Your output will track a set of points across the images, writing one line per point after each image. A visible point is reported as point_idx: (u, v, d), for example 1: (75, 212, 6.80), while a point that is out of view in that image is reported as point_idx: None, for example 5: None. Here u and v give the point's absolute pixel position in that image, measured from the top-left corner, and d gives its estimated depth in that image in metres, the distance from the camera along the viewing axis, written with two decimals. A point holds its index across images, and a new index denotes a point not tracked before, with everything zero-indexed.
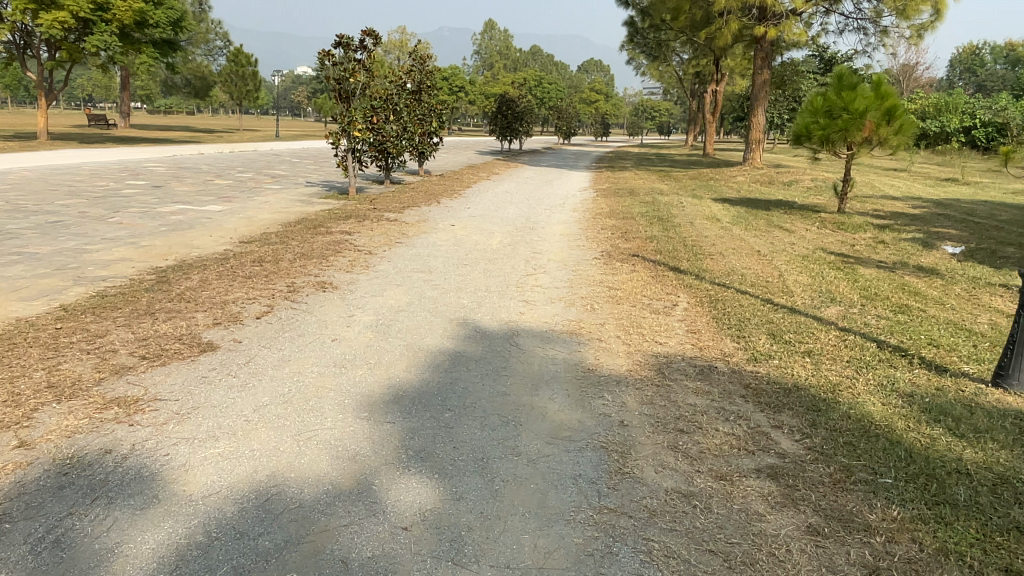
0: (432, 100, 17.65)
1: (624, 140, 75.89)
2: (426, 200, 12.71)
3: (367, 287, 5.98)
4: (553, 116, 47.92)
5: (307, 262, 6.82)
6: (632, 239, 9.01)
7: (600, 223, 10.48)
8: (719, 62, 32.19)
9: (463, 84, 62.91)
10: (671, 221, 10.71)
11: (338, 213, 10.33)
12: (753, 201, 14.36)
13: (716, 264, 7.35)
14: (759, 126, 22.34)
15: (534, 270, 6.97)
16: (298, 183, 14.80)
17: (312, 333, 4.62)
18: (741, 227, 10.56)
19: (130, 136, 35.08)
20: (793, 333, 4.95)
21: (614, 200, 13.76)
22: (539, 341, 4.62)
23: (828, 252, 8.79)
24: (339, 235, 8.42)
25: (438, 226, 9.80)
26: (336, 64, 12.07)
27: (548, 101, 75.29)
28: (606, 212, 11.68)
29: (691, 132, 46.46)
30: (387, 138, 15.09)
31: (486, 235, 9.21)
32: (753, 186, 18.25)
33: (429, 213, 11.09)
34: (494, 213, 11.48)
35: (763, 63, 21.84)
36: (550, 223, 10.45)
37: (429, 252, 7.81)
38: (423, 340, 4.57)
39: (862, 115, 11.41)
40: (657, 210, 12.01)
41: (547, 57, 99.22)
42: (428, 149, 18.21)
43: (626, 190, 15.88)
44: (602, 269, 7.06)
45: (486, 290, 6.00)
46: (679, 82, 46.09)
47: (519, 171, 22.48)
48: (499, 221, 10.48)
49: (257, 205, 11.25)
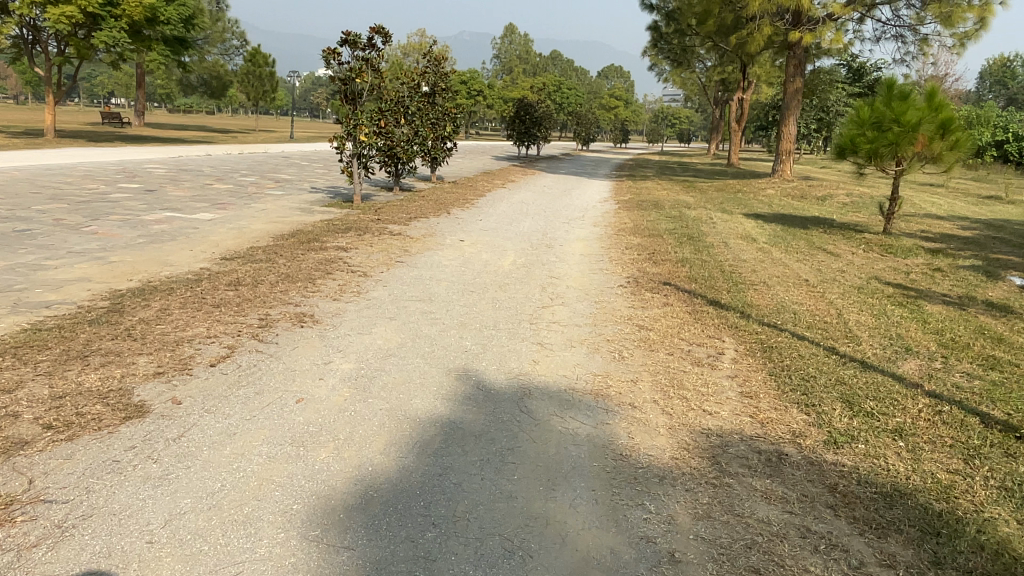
0: (447, 104, 16.78)
1: (644, 147, 74.78)
2: (435, 211, 11.82)
3: (354, 322, 5.06)
4: (572, 122, 46.99)
5: (290, 287, 5.93)
6: (661, 261, 8.02)
7: (625, 241, 9.51)
8: (746, 69, 31.11)
9: (482, 88, 62.16)
10: (702, 240, 9.75)
11: (338, 225, 9.46)
12: (787, 218, 13.33)
13: (762, 297, 6.36)
14: (789, 137, 21.24)
15: (551, 301, 6.02)
16: (302, 189, 13.97)
17: (273, 389, 3.70)
18: (781, 249, 9.54)
19: (143, 135, 34.59)
20: (873, 401, 3.96)
21: (637, 214, 12.82)
22: (558, 407, 3.68)
23: (883, 282, 7.78)
24: (333, 252, 7.54)
25: (445, 241, 8.88)
26: (343, 63, 11.20)
27: (568, 107, 74.29)
28: (630, 228, 10.72)
29: (713, 140, 45.32)
30: (398, 143, 14.20)
31: (498, 253, 8.27)
32: (784, 201, 17.17)
33: (438, 226, 10.19)
34: (508, 227, 10.54)
35: (795, 71, 20.75)
36: (569, 240, 9.49)
37: (432, 274, 6.88)
38: (410, 403, 3.64)
39: (913, 128, 10.39)
40: (685, 227, 11.02)
41: (568, 62, 98.35)
42: (441, 155, 17.33)
43: (649, 203, 14.91)
44: (630, 302, 6.09)
45: (493, 328, 5.07)
46: (703, 90, 44.95)
47: (537, 178, 21.55)
48: (513, 237, 9.55)
49: (252, 213, 10.42)
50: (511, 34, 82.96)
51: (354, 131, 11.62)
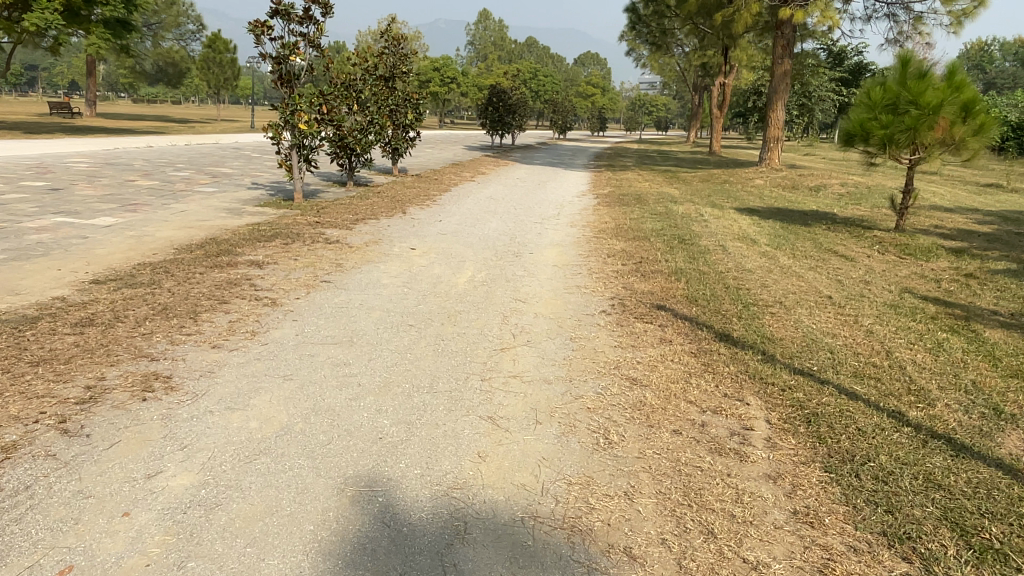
0: (406, 88, 15.19)
1: (621, 136, 73.41)
2: (388, 209, 10.30)
3: (227, 386, 3.55)
4: (548, 109, 45.45)
5: (159, 325, 4.40)
6: (650, 274, 6.60)
7: (607, 246, 8.07)
8: (727, 52, 29.75)
9: (454, 75, 60.24)
10: (695, 243, 8.35)
11: (264, 230, 7.91)
12: (785, 212, 11.99)
13: (784, 327, 4.94)
14: (778, 123, 19.92)
15: (512, 339, 4.54)
16: (241, 185, 12.36)
17: (26, 550, 2.20)
18: (788, 253, 8.17)
19: (90, 126, 32.38)
20: (1000, 527, 2.56)
21: (618, 210, 11.40)
22: (507, 566, 2.22)
23: (918, 296, 6.44)
24: (243, 269, 6.00)
25: (391, 250, 7.37)
26: (275, 39, 9.55)
27: (544, 94, 72.54)
28: (611, 229, 9.28)
29: (692, 128, 43.94)
30: (349, 132, 12.60)
31: (453, 266, 6.77)
32: (776, 192, 15.82)
33: (387, 229, 8.67)
34: (470, 229, 9.03)
35: (783, 52, 19.38)
36: (541, 246, 8.02)
37: (363, 299, 5.37)
38: (258, 569, 2.16)
39: (934, 111, 9.06)
40: (675, 226, 9.61)
41: (543, 49, 96.66)
42: (403, 146, 15.75)
43: (632, 196, 13.48)
44: (617, 337, 4.65)
45: (425, 391, 3.59)
46: (681, 75, 43.54)
47: (508, 169, 19.99)
48: (475, 243, 8.06)
49: (167, 217, 8.82)
50: (485, 21, 80.80)
51: (289, 117, 9.97)
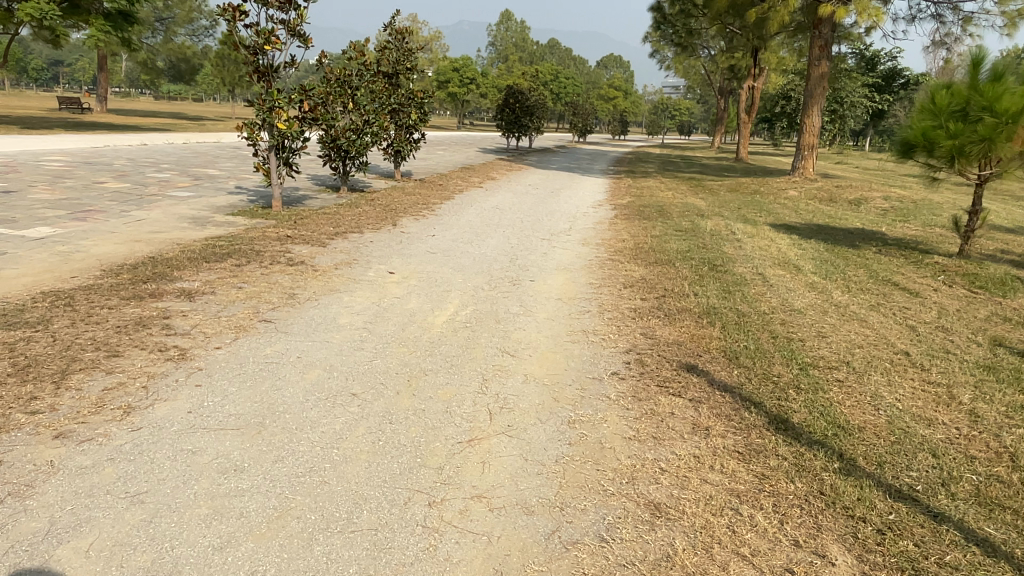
0: (410, 85, 14.01)
1: (643, 140, 71.98)
2: (376, 220, 9.12)
3: (37, 519, 2.35)
4: (568, 112, 44.19)
5: (1, 396, 3.21)
6: (676, 314, 5.31)
7: (623, 273, 6.79)
8: (756, 54, 28.29)
9: (474, 75, 59.13)
10: (728, 269, 7.07)
11: (220, 246, 6.74)
12: (827, 230, 10.64)
13: (860, 409, 3.64)
14: (813, 129, 18.47)
15: (487, 420, 3.28)
16: (222, 189, 11.26)
17: None
18: (840, 285, 6.85)
19: (97, 121, 31.57)
20: None
21: (638, 224, 10.15)
22: None
23: (1013, 351, 5.12)
24: (166, 303, 4.81)
25: (365, 274, 6.15)
26: (250, 27, 8.39)
27: (564, 97, 71.28)
28: (628, 250, 8.01)
29: (717, 133, 42.47)
30: (343, 132, 11.48)
31: (434, 299, 5.53)
32: (811, 205, 14.44)
33: (368, 246, 7.46)
34: (465, 247, 7.80)
35: (821, 53, 17.92)
36: (544, 271, 6.75)
37: (305, 348, 4.16)
38: None
39: (1015, 118, 7.57)
40: (702, 246, 8.34)
41: (565, 51, 95.54)
42: (406, 149, 14.61)
43: (653, 208, 12.19)
44: (634, 420, 3.37)
45: (336, 531, 2.36)
46: (706, 79, 42.04)
47: (521, 174, 18.76)
48: (468, 266, 6.83)
49: (118, 226, 7.71)
50: (506, 21, 79.57)
51: (267, 114, 8.70)
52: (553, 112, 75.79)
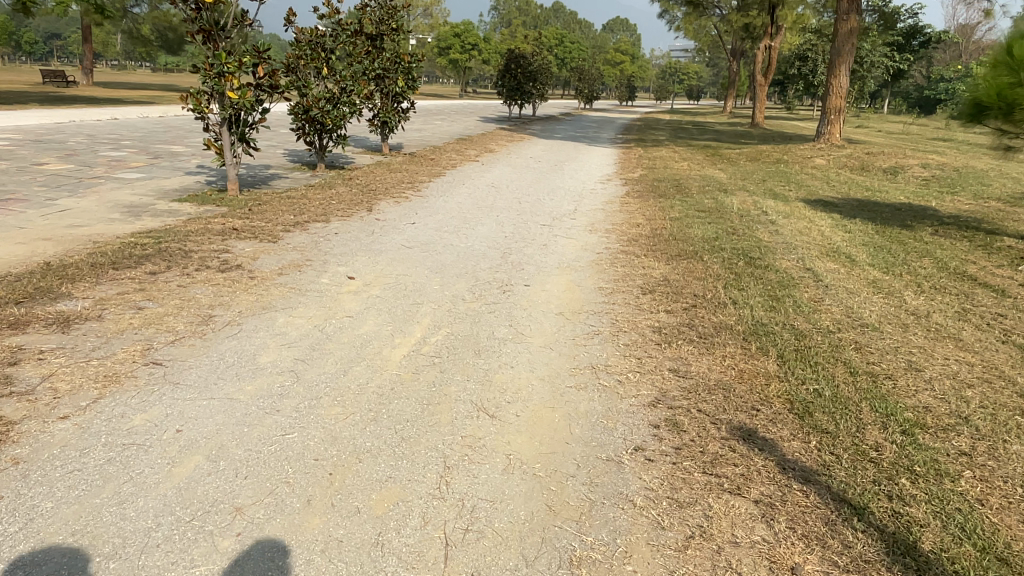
0: (394, 48, 12.59)
1: (651, 106, 69.89)
2: (348, 204, 7.82)
3: None
4: (573, 77, 42.42)
5: None
6: (713, 336, 4.03)
7: (640, 271, 5.48)
8: (773, 11, 26.52)
9: (475, 41, 57.10)
10: (766, 263, 5.77)
11: (142, 245, 5.49)
12: (869, 207, 9.29)
13: (1018, 517, 2.38)
14: (840, 91, 16.88)
15: (437, 565, 2.04)
16: (180, 169, 9.98)
17: None
18: (907, 282, 5.54)
19: (79, 96, 30.14)
20: None
21: (651, 203, 8.84)
22: None
23: None
24: (26, 337, 3.56)
25: (315, 280, 4.88)
26: None
27: (569, 62, 69.18)
28: (644, 239, 6.69)
29: (729, 97, 40.66)
30: (316, 102, 10.12)
31: (397, 317, 4.24)
32: (843, 175, 13.04)
33: (330, 239, 6.17)
34: (448, 238, 6.51)
35: (850, 6, 16.20)
36: (542, 271, 5.46)
37: (194, 414, 2.90)
38: None
39: None
40: (731, 231, 7.02)
41: (569, 15, 93.04)
42: (393, 120, 13.29)
43: (669, 182, 10.83)
44: (675, 555, 2.11)
45: None
46: (717, 40, 40.08)
47: (522, 145, 17.38)
48: (448, 266, 5.54)
49: (34, 219, 6.46)
50: None
51: (217, 82, 7.36)
52: (558, 79, 73.65)
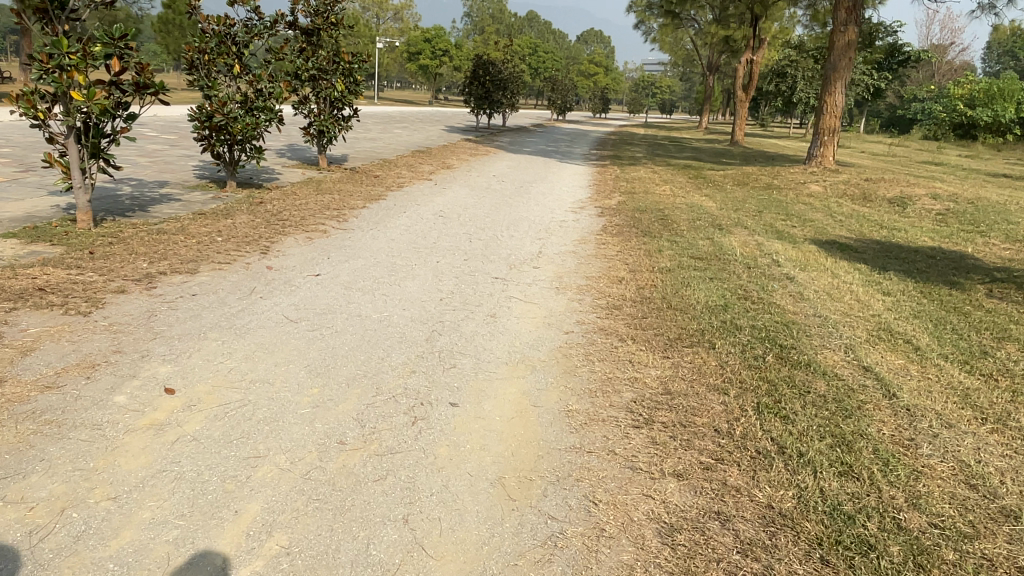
0: (333, 46, 10.72)
1: (623, 119, 68.85)
2: (237, 244, 5.90)
3: None
4: (545, 87, 40.90)
5: None
6: (770, 556, 2.22)
7: (626, 372, 3.67)
8: (756, 22, 25.21)
9: (446, 47, 55.33)
10: (804, 356, 4.02)
11: None
12: (896, 253, 7.62)
13: None
14: (834, 110, 15.37)
15: None
16: (47, 185, 7.95)
17: None
18: (1014, 392, 3.80)
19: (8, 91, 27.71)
20: None
21: (635, 244, 7.07)
22: None
23: None
24: None
25: (101, 403, 2.99)
26: None
27: (542, 71, 67.70)
28: (628, 307, 4.88)
29: (705, 111, 39.43)
30: (221, 106, 8.14)
31: (202, 500, 2.37)
32: (846, 206, 11.45)
33: (179, 305, 4.26)
34: (357, 302, 4.64)
35: (848, 17, 14.71)
36: (480, 371, 3.63)
37: None
38: None
39: None
40: (743, 294, 5.26)
41: (543, 24, 92.38)
42: (331, 129, 11.38)
43: (653, 214, 9.12)
44: None
45: None
46: (694, 53, 38.92)
47: (486, 160, 15.59)
48: (339, 360, 3.65)
49: None
50: None
51: (53, 79, 5.29)
52: (531, 88, 72.16)
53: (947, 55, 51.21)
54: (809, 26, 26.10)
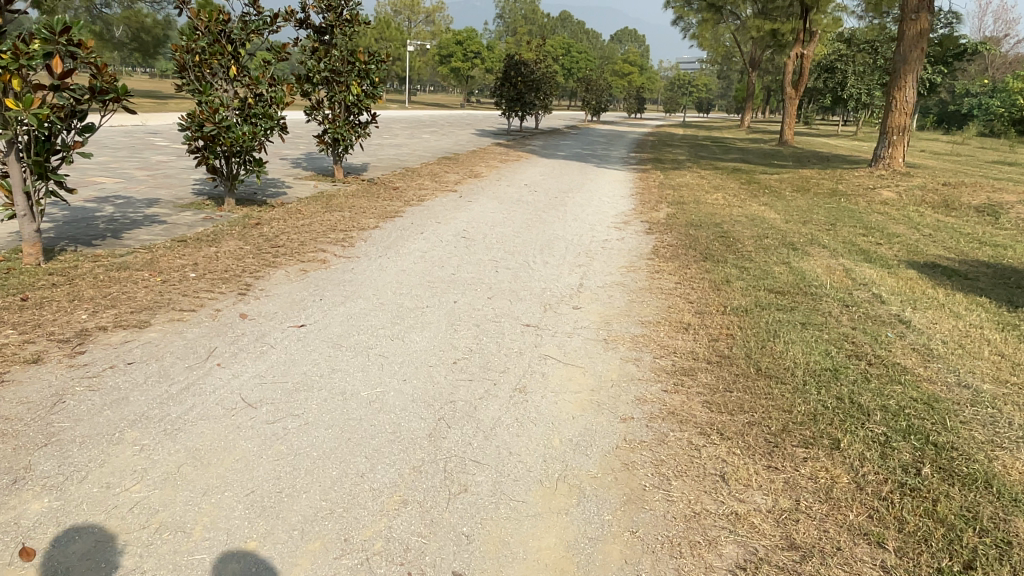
0: (347, 44, 9.67)
1: (660, 119, 67.19)
2: (211, 281, 4.83)
3: None
4: (580, 88, 39.65)
5: None
6: None
7: (721, 501, 2.48)
8: (807, 14, 23.62)
9: (479, 49, 54.42)
10: (975, 466, 2.76)
11: None
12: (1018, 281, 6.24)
13: None
14: (904, 106, 13.85)
15: None
16: None
17: None
18: None
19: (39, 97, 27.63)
20: None
21: (696, 272, 5.84)
22: None
23: None
24: None
25: None
26: None
27: (576, 72, 66.41)
28: (703, 372, 3.69)
29: (748, 110, 37.75)
30: (214, 112, 7.07)
31: None
32: (929, 215, 10.02)
33: (101, 382, 3.18)
34: (343, 369, 3.51)
35: (921, 3, 13.22)
36: (503, 496, 2.47)
37: None
38: None
39: None
40: (852, 352, 4.00)
41: (577, 25, 91.14)
42: (347, 136, 10.33)
43: (711, 230, 7.87)
44: None
45: None
46: (736, 49, 37.30)
47: (518, 166, 14.46)
48: (301, 478, 2.52)
49: None
50: None
51: None
52: (565, 89, 70.97)
53: (1005, 47, 48.47)
54: (863, 16, 24.39)
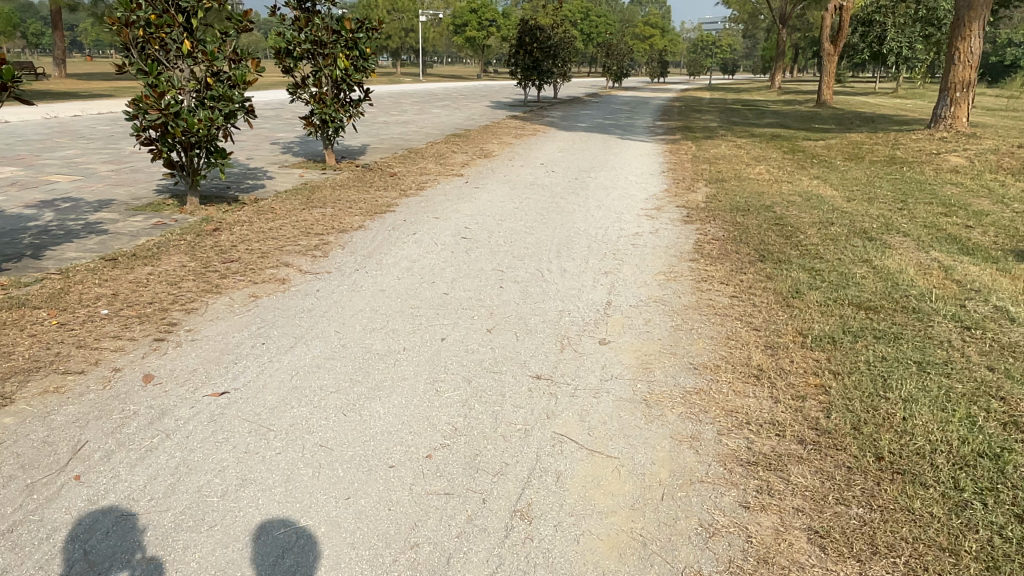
0: (331, 9, 8.42)
1: (685, 82, 64.75)
2: (123, 321, 3.70)
3: None
4: (601, 54, 37.81)
5: None
6: None
7: None
8: None
9: (494, 16, 52.44)
10: None
11: None
12: None
13: None
14: (970, 58, 12.21)
15: None
16: None
17: None
18: None
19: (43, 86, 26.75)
20: None
21: (756, 280, 4.57)
22: None
23: None
24: None
25: None
26: None
27: (596, 37, 64.11)
28: (797, 466, 2.47)
29: (780, 69, 35.67)
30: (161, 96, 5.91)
31: None
32: (1015, 185, 8.56)
33: None
34: (258, 480, 2.35)
35: None
36: None
37: None
38: None
39: None
40: (1009, 419, 2.74)
41: None
42: (337, 117, 9.12)
43: (764, 215, 6.56)
44: None
45: None
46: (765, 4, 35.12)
47: (535, 141, 13.15)
48: None
49: None
50: None
51: None
52: (586, 54, 68.68)
53: None
54: None
